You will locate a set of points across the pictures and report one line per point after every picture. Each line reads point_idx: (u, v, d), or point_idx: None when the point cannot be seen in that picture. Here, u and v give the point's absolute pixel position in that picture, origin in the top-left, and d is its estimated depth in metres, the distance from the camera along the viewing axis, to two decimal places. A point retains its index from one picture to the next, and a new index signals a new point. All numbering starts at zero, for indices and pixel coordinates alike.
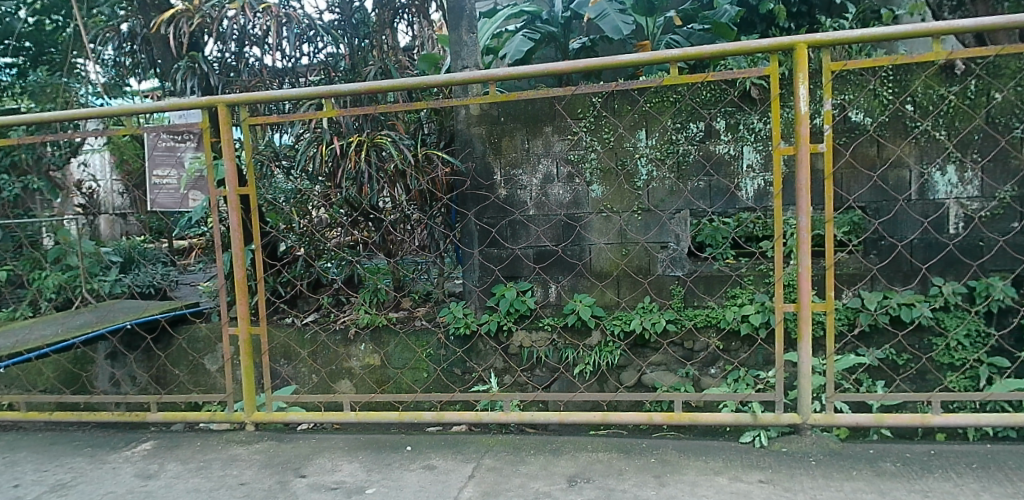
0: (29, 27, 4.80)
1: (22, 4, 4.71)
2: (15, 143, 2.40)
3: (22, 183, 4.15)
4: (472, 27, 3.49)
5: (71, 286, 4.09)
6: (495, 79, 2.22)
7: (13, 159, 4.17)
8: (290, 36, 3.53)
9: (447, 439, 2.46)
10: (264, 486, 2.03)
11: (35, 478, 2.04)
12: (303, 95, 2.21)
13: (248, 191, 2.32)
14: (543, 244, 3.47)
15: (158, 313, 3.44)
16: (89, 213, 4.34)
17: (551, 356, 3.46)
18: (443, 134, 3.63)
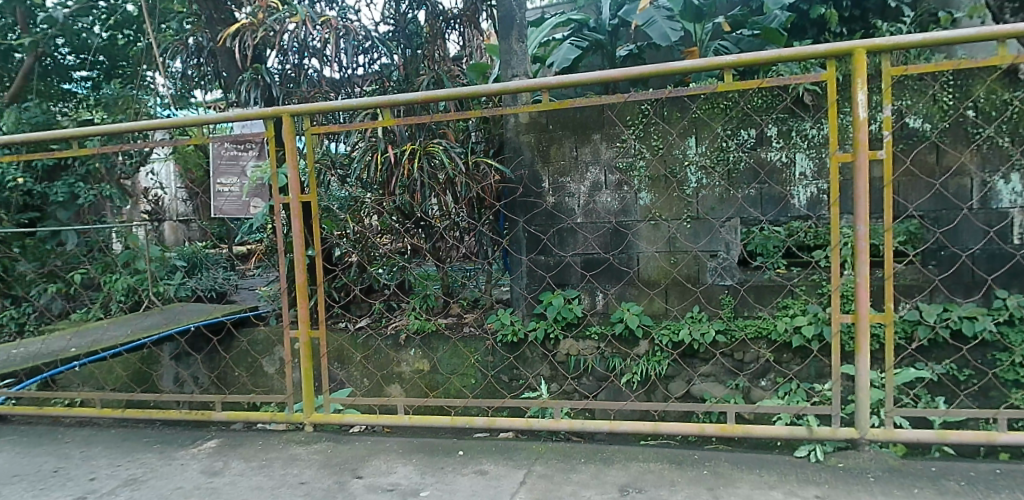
0: (103, 42, 4.99)
1: (97, 20, 4.89)
2: (91, 153, 2.51)
3: (98, 191, 4.36)
4: (522, 36, 3.52)
5: (141, 290, 4.29)
6: (547, 88, 2.23)
7: (89, 167, 4.38)
8: (348, 48, 3.63)
9: (498, 445, 2.47)
10: (323, 486, 2.08)
11: (110, 472, 2.13)
12: (361, 105, 2.27)
13: (310, 199, 2.39)
14: (591, 252, 3.47)
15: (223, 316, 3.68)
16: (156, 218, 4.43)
17: (598, 365, 3.44)
18: (491, 142, 3.65)
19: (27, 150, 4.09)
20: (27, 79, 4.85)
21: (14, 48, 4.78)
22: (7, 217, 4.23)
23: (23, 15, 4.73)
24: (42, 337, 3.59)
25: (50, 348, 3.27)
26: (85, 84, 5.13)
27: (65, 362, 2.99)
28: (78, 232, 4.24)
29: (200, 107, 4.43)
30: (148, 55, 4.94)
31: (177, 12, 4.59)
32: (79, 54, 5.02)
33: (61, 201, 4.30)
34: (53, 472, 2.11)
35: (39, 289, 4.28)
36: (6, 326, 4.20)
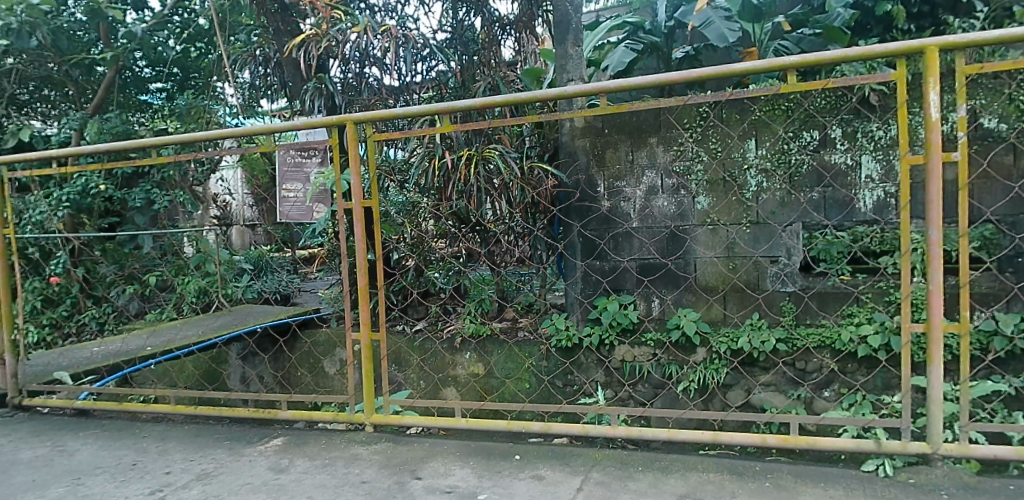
0: (177, 55, 5.26)
1: (172, 35, 5.18)
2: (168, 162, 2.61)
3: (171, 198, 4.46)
4: (578, 40, 3.51)
5: (212, 292, 4.49)
6: (606, 92, 2.20)
7: (164, 175, 4.58)
8: (407, 56, 3.71)
9: (555, 450, 2.45)
10: (384, 485, 2.11)
11: (183, 466, 2.21)
12: (422, 112, 2.30)
13: (372, 204, 2.44)
14: (647, 257, 3.42)
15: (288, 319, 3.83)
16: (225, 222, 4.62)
17: (655, 372, 3.39)
18: (546, 147, 3.65)
19: (110, 159, 4.33)
20: (108, 92, 5.06)
21: (97, 62, 5.00)
22: (89, 222, 4.58)
23: (105, 30, 4.93)
24: (124, 335, 3.82)
25: (130, 346, 3.47)
26: (160, 95, 5.40)
27: (143, 359, 3.19)
28: (154, 236, 4.44)
29: (265, 116, 4.61)
30: (218, 66, 5.18)
31: (246, 25, 4.76)
32: (155, 66, 5.28)
33: (139, 207, 4.54)
34: (132, 465, 2.21)
35: (118, 290, 4.52)
36: (88, 325, 4.44)
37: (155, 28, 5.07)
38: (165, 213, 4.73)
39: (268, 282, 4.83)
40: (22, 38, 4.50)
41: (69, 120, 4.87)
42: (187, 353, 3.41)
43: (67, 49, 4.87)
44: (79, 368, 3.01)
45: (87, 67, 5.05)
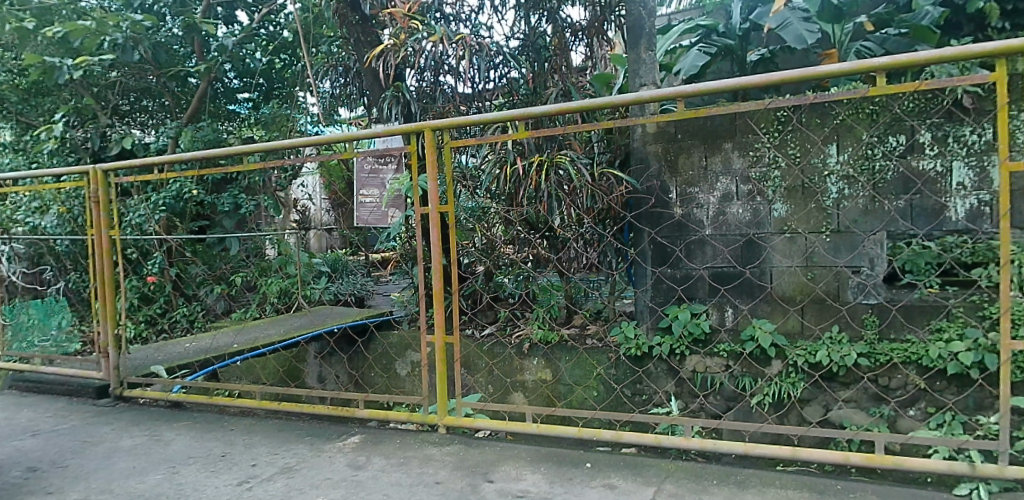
0: (263, 67, 5.56)
1: (259, 47, 5.47)
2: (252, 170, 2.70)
3: (255, 202, 4.78)
4: (651, 45, 3.48)
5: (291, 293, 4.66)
6: (683, 96, 2.16)
7: (250, 181, 4.87)
8: (481, 64, 3.75)
9: (627, 459, 2.40)
10: (457, 487, 2.13)
11: (268, 459, 2.30)
12: (498, 118, 2.30)
13: (447, 209, 2.48)
14: (721, 265, 3.33)
15: (364, 320, 3.96)
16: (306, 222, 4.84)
17: (727, 384, 3.29)
18: (617, 153, 3.61)
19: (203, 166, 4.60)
20: (201, 102, 5.37)
21: (191, 74, 5.30)
22: (182, 225, 4.80)
23: (200, 44, 5.25)
24: (213, 333, 4.02)
25: (218, 343, 3.65)
26: (246, 104, 5.69)
27: (232, 356, 3.35)
28: (240, 239, 4.64)
29: (343, 125, 4.68)
30: (299, 76, 5.42)
31: (327, 36, 4.94)
32: (243, 77, 5.56)
33: (228, 211, 4.76)
34: (221, 456, 2.31)
35: (208, 289, 4.76)
36: (180, 322, 4.71)
37: (244, 40, 5.36)
38: (251, 216, 4.98)
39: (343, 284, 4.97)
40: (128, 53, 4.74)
41: (166, 129, 5.17)
42: (273, 350, 3.56)
43: (166, 62, 5.17)
44: (174, 362, 3.19)
45: (182, 78, 5.35)
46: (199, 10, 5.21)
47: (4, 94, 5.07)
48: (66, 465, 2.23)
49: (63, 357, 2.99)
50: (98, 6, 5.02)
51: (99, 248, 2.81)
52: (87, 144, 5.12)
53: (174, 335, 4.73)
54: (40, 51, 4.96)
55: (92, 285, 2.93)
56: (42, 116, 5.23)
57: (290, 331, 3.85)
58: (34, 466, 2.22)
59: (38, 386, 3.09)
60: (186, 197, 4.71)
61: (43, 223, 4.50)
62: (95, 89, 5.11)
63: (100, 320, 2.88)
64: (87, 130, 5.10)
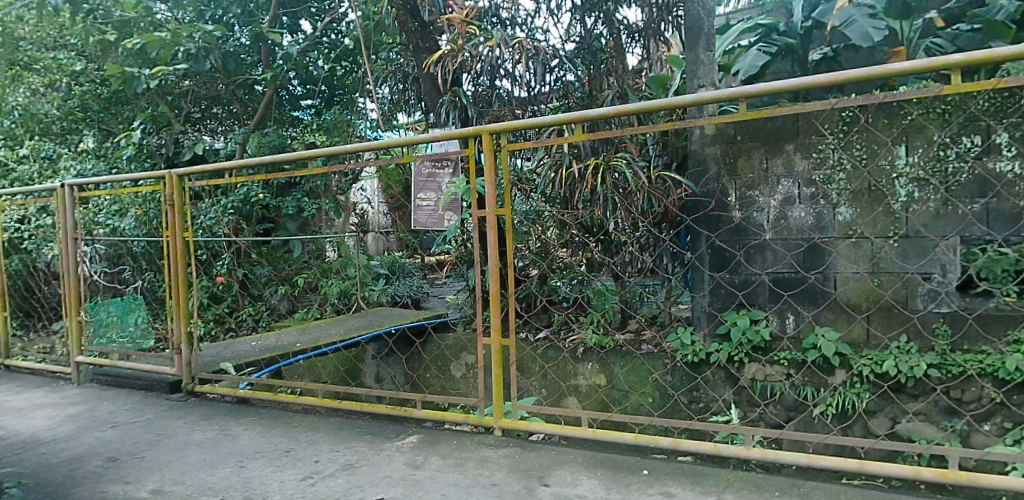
0: (325, 73, 5.70)
1: (322, 56, 5.66)
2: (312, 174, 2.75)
3: (317, 206, 4.93)
4: (709, 45, 3.43)
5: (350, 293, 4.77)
6: (746, 97, 2.11)
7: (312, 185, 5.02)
8: (537, 67, 3.78)
9: (685, 468, 2.35)
10: (514, 489, 2.13)
11: (330, 456, 2.36)
12: (554, 121, 2.28)
13: (505, 212, 2.50)
14: (783, 271, 3.23)
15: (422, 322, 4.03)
16: (360, 226, 4.80)
17: (788, 394, 3.19)
18: (673, 155, 3.56)
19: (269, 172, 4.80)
20: (268, 109, 5.57)
21: (258, 82, 5.48)
22: (249, 228, 5.08)
23: (266, 53, 5.47)
24: (277, 332, 4.17)
25: (281, 343, 3.77)
26: (310, 111, 5.88)
27: (295, 355, 3.48)
28: (302, 242, 4.85)
29: (402, 130, 4.77)
30: (358, 83, 5.57)
31: (387, 43, 5.06)
32: (307, 85, 5.76)
33: (292, 214, 4.98)
34: (286, 452, 2.38)
35: (274, 290, 4.93)
36: (247, 321, 4.90)
37: (308, 49, 5.56)
38: (313, 220, 5.15)
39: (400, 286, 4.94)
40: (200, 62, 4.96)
41: (235, 135, 5.38)
42: (334, 350, 3.69)
43: (235, 71, 5.37)
44: (241, 360, 3.30)
45: (250, 86, 5.54)
46: (266, 20, 5.42)
47: (88, 103, 5.49)
48: (143, 456, 2.34)
49: (139, 353, 3.13)
50: (173, 17, 5.31)
51: (173, 250, 2.94)
52: (162, 150, 5.37)
53: (241, 333, 4.92)
54: (121, 62, 5.27)
55: (166, 285, 3.07)
56: (121, 123, 5.59)
57: (349, 331, 3.98)
58: (114, 456, 2.33)
59: (117, 380, 3.26)
60: (254, 201, 4.96)
61: (122, 225, 4.74)
62: (169, 97, 5.37)
63: (173, 318, 3.02)
64: (162, 137, 5.36)
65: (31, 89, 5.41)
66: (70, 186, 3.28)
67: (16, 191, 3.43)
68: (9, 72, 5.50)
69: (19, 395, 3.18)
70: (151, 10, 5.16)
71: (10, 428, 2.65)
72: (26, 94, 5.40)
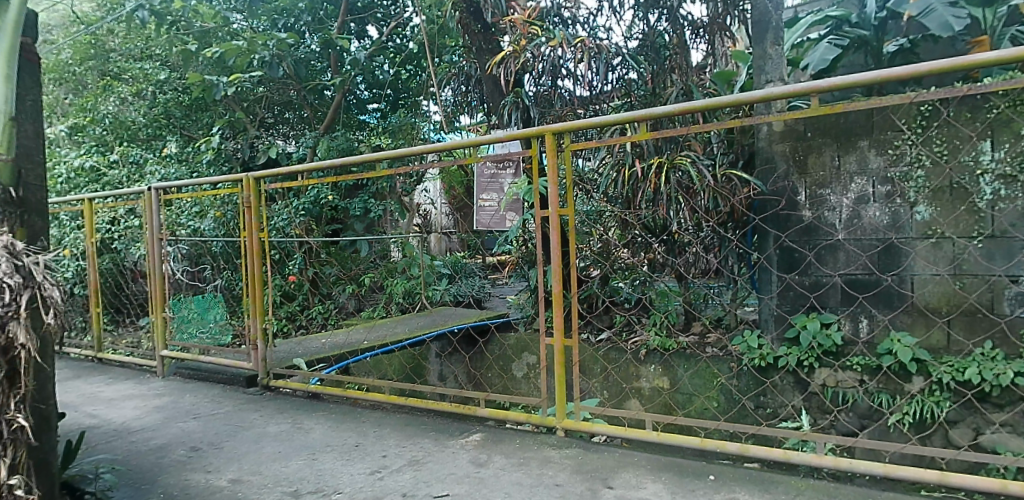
0: (391, 78, 5.88)
1: (388, 60, 5.81)
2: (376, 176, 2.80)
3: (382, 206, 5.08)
4: (778, 38, 3.32)
5: (413, 293, 4.85)
6: (818, 92, 2.05)
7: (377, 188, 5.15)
8: (599, 66, 3.75)
9: (753, 475, 2.27)
10: (577, 490, 2.11)
11: (397, 451, 2.41)
12: (617, 120, 2.26)
13: (567, 212, 2.49)
14: (857, 272, 3.10)
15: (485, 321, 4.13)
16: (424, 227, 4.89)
17: (861, 401, 3.05)
18: (740, 153, 3.48)
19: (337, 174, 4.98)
20: (337, 114, 5.74)
21: (327, 87, 5.67)
22: (319, 228, 5.25)
23: (335, 58, 5.65)
24: (346, 330, 4.32)
25: (351, 340, 3.91)
26: (376, 114, 6.03)
27: (364, 352, 3.62)
28: (369, 242, 4.97)
29: (463, 132, 4.82)
30: (423, 85, 5.69)
31: (451, 46, 5.14)
32: (373, 89, 5.92)
33: (359, 215, 5.11)
34: (355, 446, 2.45)
35: (342, 289, 5.09)
36: (316, 319, 5.08)
37: (374, 54, 5.73)
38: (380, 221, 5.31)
39: (463, 287, 4.87)
40: (273, 69, 5.14)
41: (305, 139, 5.57)
42: (401, 347, 3.82)
43: (306, 77, 5.57)
44: (313, 356, 3.44)
45: (319, 91, 5.74)
46: (335, 26, 5.62)
47: (171, 110, 5.86)
48: (222, 446, 2.45)
49: (218, 348, 3.30)
50: (249, 27, 5.55)
51: (251, 249, 3.05)
52: (238, 154, 5.61)
53: (310, 330, 5.09)
54: (201, 71, 5.56)
55: (243, 283, 3.20)
56: (201, 128, 5.90)
57: (414, 330, 4.10)
58: (196, 446, 2.45)
59: (197, 374, 3.44)
60: (323, 202, 5.12)
61: (202, 226, 4.98)
62: (244, 104, 5.63)
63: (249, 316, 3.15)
64: (239, 142, 5.60)
65: (120, 99, 5.79)
66: (157, 189, 3.48)
67: (109, 194, 3.66)
68: (103, 83, 5.91)
69: (112, 387, 3.40)
70: (228, 20, 5.44)
71: (104, 417, 2.83)
72: (116, 103, 5.81)
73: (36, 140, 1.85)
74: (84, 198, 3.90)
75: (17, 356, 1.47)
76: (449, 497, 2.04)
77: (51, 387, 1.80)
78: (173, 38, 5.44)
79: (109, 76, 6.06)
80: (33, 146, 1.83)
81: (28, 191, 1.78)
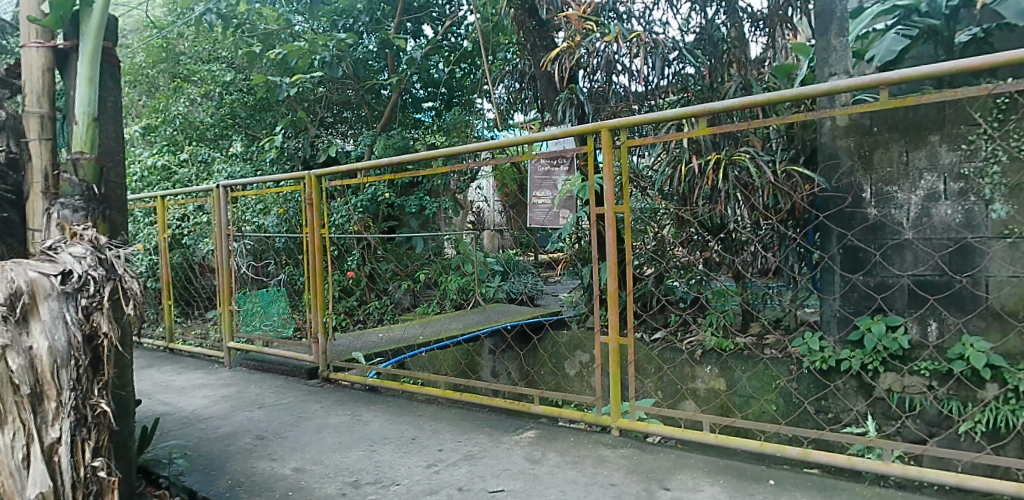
0: (446, 76, 5.96)
1: (443, 58, 5.89)
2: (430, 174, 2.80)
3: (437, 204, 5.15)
4: (843, 30, 3.19)
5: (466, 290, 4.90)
6: (888, 84, 1.99)
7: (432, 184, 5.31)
8: (656, 61, 3.73)
9: (815, 481, 2.20)
10: (633, 490, 2.08)
11: (453, 446, 2.43)
12: (675, 115, 2.21)
13: (623, 209, 2.46)
14: (927, 273, 2.93)
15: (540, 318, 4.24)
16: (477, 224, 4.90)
17: (929, 408, 2.89)
18: (801, 149, 3.38)
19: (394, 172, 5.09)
20: (393, 112, 5.84)
21: (384, 86, 5.78)
22: (375, 225, 5.37)
23: (392, 58, 5.76)
24: (402, 325, 4.40)
25: (406, 335, 4.00)
26: (430, 113, 6.09)
27: (420, 346, 3.69)
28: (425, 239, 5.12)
29: (517, 128, 4.86)
30: (478, 83, 5.72)
31: (506, 43, 5.16)
32: (428, 88, 6.01)
33: (414, 212, 5.41)
34: (412, 439, 2.49)
35: (398, 284, 5.19)
36: (373, 314, 5.20)
37: (430, 52, 5.80)
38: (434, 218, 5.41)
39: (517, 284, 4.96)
40: (334, 69, 5.28)
41: (363, 137, 5.68)
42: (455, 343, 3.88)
43: (364, 76, 5.68)
44: (371, 350, 3.54)
45: (376, 90, 5.84)
46: (392, 26, 5.70)
47: (236, 111, 6.02)
48: (285, 436, 2.53)
49: (282, 341, 3.41)
50: (309, 28, 5.70)
51: (312, 245, 3.14)
52: (300, 153, 5.79)
53: (367, 325, 5.21)
54: (266, 72, 5.75)
55: (305, 278, 3.30)
56: (265, 128, 6.07)
57: (467, 326, 4.16)
58: (261, 435, 2.53)
59: (262, 365, 3.57)
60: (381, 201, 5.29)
61: (267, 223, 5.17)
62: (305, 104, 5.74)
63: (311, 310, 3.26)
64: (300, 141, 5.77)
65: (190, 100, 6.06)
66: (224, 186, 3.63)
67: (180, 192, 3.82)
68: (174, 85, 6.20)
69: (183, 376, 3.55)
70: (290, 22, 5.60)
71: (175, 405, 2.96)
72: (186, 104, 6.10)
73: (117, 139, 1.94)
74: (157, 195, 4.09)
75: (101, 344, 1.52)
76: (504, 492, 2.04)
77: (128, 374, 1.88)
78: (239, 41, 5.78)
79: (180, 78, 6.35)
80: (114, 147, 1.93)
81: (109, 188, 1.87)
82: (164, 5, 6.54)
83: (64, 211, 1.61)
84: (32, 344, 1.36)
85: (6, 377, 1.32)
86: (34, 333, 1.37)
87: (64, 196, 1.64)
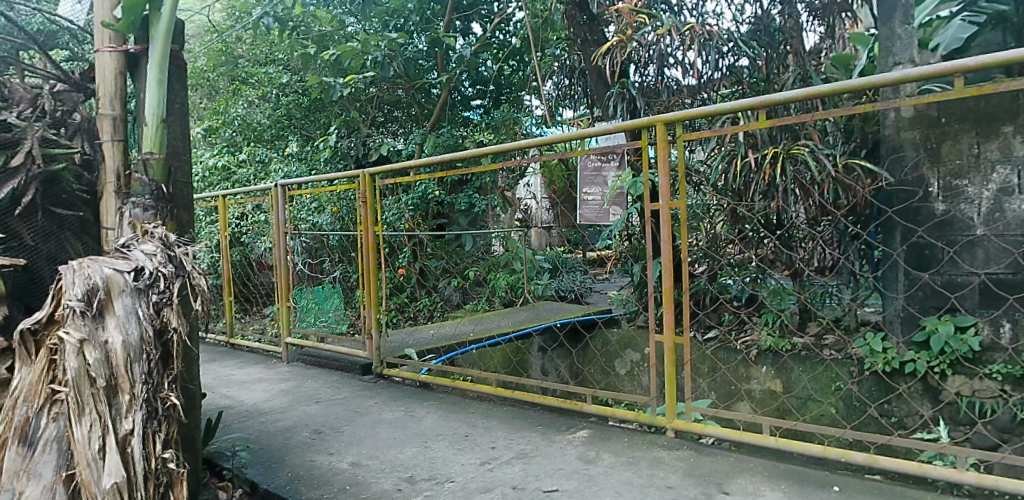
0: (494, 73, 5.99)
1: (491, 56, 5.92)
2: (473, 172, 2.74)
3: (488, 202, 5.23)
4: (908, 17, 3.04)
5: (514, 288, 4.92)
6: (961, 73, 1.89)
7: (481, 183, 5.35)
8: (710, 53, 3.65)
9: (882, 488, 2.10)
10: (691, 494, 2.04)
11: (506, 443, 2.43)
12: (734, 108, 2.14)
13: (678, 205, 2.40)
14: (1001, 272, 2.70)
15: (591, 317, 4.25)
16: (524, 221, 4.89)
17: (1003, 413, 2.69)
18: (863, 142, 3.24)
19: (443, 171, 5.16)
20: (443, 111, 5.89)
21: (434, 85, 5.85)
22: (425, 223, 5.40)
23: (441, 57, 5.82)
24: (453, 323, 4.42)
25: (457, 332, 4.03)
26: (479, 110, 6.13)
27: (471, 343, 3.73)
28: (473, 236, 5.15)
29: (566, 125, 4.84)
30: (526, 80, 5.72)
31: (555, 39, 5.14)
32: (477, 86, 6.04)
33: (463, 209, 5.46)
34: (465, 436, 2.50)
35: (447, 282, 5.25)
36: (422, 311, 5.28)
37: (479, 50, 5.83)
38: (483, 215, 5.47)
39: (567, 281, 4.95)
40: (386, 68, 5.34)
41: (413, 136, 5.75)
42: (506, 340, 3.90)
43: (414, 75, 5.74)
44: (423, 346, 3.58)
45: (427, 89, 5.91)
46: (441, 25, 5.74)
47: (292, 112, 6.16)
48: (342, 430, 2.57)
49: (337, 336, 3.49)
50: (361, 29, 5.79)
51: (366, 243, 3.21)
52: (352, 151, 5.90)
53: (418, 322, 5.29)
54: (319, 72, 5.87)
55: (357, 274, 3.36)
56: (318, 128, 6.20)
57: (516, 323, 4.18)
58: (319, 429, 2.58)
59: (317, 360, 3.66)
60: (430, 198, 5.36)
61: (321, 221, 5.29)
62: (358, 103, 5.83)
63: (365, 305, 3.33)
64: (352, 140, 5.89)
65: (248, 102, 6.27)
66: (281, 186, 3.72)
67: (238, 191, 3.92)
68: (232, 87, 6.41)
69: (243, 370, 3.66)
70: (343, 23, 5.73)
71: (236, 398, 3.05)
72: (244, 106, 6.31)
73: (183, 140, 1.99)
74: (218, 194, 4.21)
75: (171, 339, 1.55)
76: (559, 492, 2.03)
77: (196, 368, 1.94)
78: (295, 43, 5.93)
79: (238, 81, 6.56)
80: (181, 147, 1.98)
81: (177, 187, 1.94)
82: (224, 10, 6.76)
83: (135, 210, 1.67)
84: (107, 338, 1.41)
85: (84, 370, 1.37)
86: (109, 327, 1.42)
87: (136, 196, 1.70)
